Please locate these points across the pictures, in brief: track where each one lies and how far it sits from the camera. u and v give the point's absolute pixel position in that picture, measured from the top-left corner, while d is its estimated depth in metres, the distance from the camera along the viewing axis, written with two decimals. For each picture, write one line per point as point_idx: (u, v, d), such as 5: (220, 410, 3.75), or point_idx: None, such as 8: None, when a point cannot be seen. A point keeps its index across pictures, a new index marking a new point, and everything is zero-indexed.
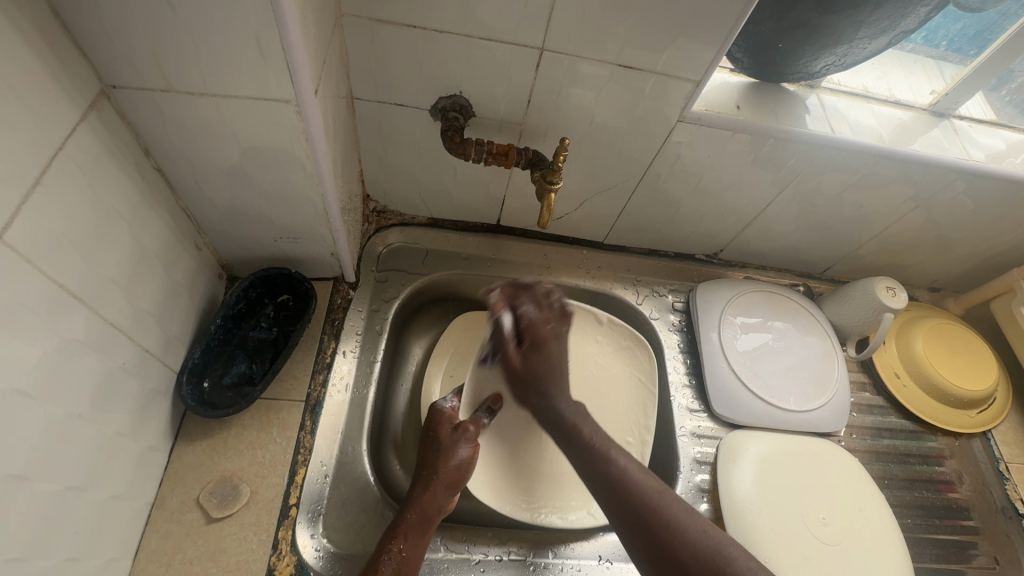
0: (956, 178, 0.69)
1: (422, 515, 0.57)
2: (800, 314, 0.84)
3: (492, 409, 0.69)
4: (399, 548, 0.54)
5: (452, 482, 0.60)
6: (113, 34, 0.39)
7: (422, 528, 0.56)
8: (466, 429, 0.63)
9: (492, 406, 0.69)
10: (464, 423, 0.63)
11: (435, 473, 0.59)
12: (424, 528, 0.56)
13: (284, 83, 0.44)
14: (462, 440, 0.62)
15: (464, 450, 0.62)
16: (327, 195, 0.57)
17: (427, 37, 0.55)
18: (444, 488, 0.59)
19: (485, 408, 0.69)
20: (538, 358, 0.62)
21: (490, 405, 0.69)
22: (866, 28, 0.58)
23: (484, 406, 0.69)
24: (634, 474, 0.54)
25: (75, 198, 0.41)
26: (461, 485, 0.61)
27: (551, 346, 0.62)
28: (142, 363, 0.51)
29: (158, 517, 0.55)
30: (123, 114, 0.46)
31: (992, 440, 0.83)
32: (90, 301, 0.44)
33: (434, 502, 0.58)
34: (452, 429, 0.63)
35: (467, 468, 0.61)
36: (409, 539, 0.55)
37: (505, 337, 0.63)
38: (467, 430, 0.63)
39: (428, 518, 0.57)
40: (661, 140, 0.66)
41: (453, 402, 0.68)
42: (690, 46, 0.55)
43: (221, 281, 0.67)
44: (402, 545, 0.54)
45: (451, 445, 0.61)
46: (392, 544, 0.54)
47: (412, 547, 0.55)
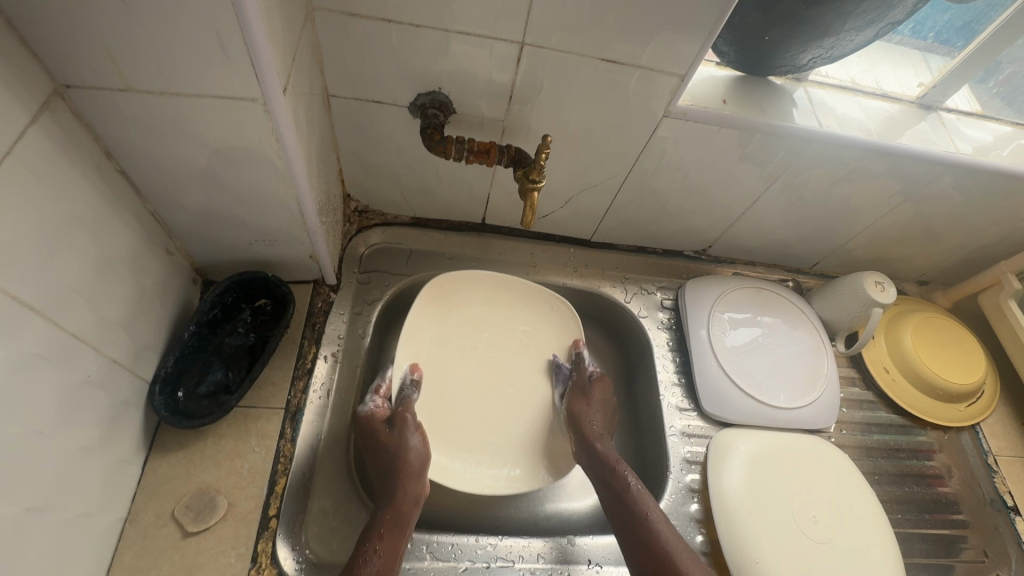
0: (944, 171, 0.68)
1: (395, 509, 0.57)
2: (789, 309, 0.84)
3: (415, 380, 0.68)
4: (375, 548, 0.54)
5: (417, 472, 0.60)
6: (63, 31, 0.37)
7: (396, 522, 0.56)
8: (403, 418, 0.63)
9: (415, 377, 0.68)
10: (397, 416, 0.63)
11: (393, 466, 0.60)
12: (401, 525, 0.56)
13: (249, 81, 0.42)
14: (401, 427, 0.62)
15: (415, 439, 0.62)
16: (302, 196, 0.55)
17: (403, 31, 0.53)
18: (410, 479, 0.59)
19: (406, 384, 0.67)
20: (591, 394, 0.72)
21: (410, 378, 0.68)
22: (854, 20, 0.57)
23: (407, 380, 0.68)
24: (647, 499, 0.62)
25: (27, 205, 0.39)
26: (425, 470, 0.61)
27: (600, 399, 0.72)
28: (111, 374, 0.49)
29: (132, 533, 0.53)
30: (82, 116, 0.43)
31: (980, 433, 0.83)
32: (48, 311, 0.42)
33: (404, 496, 0.58)
34: (388, 427, 0.62)
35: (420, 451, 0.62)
36: (384, 537, 0.55)
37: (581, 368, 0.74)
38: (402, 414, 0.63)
39: (402, 511, 0.57)
40: (647, 137, 0.65)
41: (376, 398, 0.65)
42: (675, 39, 0.54)
43: (196, 286, 0.64)
44: (378, 545, 0.54)
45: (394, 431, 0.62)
46: (367, 545, 0.54)
47: (389, 545, 0.55)
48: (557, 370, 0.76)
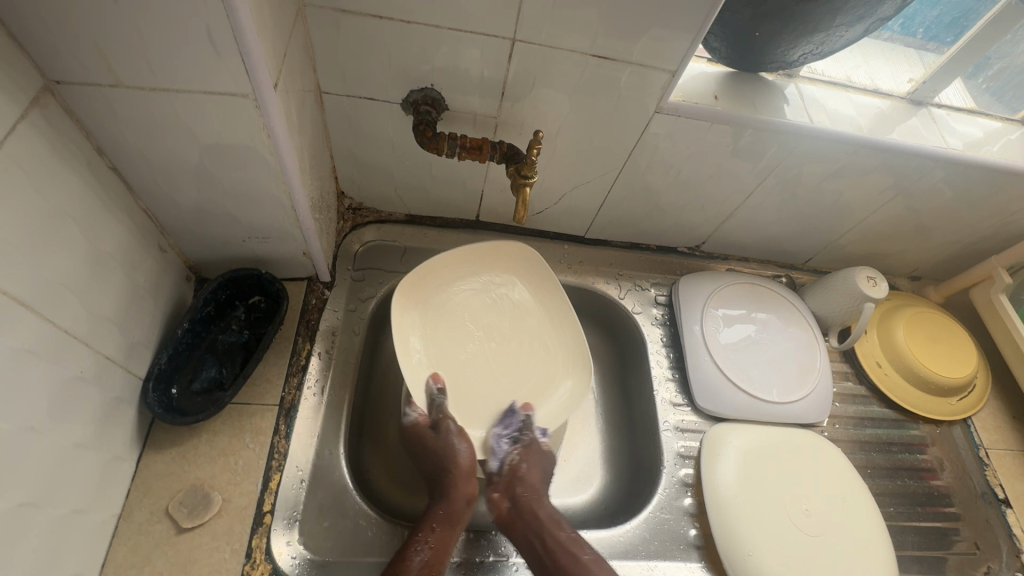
0: (935, 166, 0.69)
1: (448, 507, 0.60)
2: (782, 305, 0.84)
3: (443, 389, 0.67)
4: (427, 538, 0.57)
5: (467, 472, 0.63)
6: (52, 27, 0.37)
7: (447, 518, 0.59)
8: (447, 423, 0.64)
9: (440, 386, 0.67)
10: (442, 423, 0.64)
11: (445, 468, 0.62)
12: (452, 520, 0.59)
13: (240, 77, 0.42)
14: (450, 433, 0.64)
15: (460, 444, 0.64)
16: (295, 192, 0.55)
17: (394, 28, 0.54)
18: (461, 479, 0.62)
19: (434, 393, 0.66)
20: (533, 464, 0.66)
21: (436, 387, 0.67)
22: (843, 16, 0.57)
23: (432, 390, 0.67)
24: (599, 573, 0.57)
25: (19, 201, 0.39)
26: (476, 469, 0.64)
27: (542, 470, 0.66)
28: (104, 370, 0.50)
29: (126, 530, 0.53)
30: (73, 112, 0.44)
31: (972, 427, 0.83)
32: (39, 307, 0.42)
33: (457, 495, 0.61)
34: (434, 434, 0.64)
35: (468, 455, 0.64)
36: (435, 530, 0.58)
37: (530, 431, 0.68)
38: (445, 422, 0.64)
39: (455, 509, 0.60)
40: (639, 134, 0.66)
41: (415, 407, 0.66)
42: (665, 35, 0.54)
43: (189, 283, 0.65)
44: (432, 536, 0.57)
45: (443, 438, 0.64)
46: (421, 537, 0.56)
47: (444, 537, 0.58)
48: (509, 417, 0.69)
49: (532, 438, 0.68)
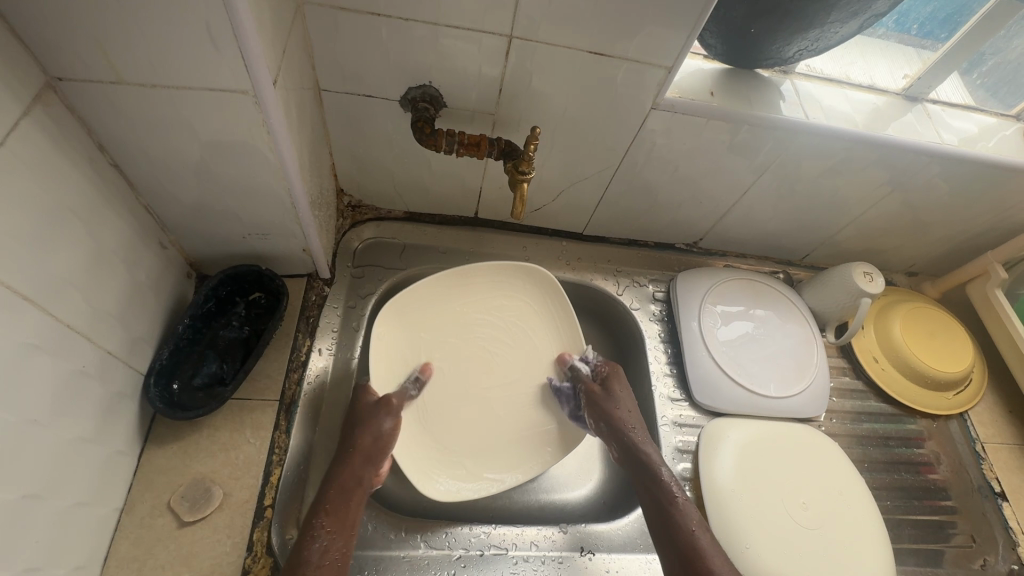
0: (930, 162, 0.69)
1: (342, 488, 0.56)
2: (780, 301, 0.85)
3: (421, 378, 0.69)
4: (322, 525, 0.53)
5: (371, 454, 0.59)
6: (56, 25, 0.37)
7: (341, 502, 0.55)
8: (388, 402, 0.63)
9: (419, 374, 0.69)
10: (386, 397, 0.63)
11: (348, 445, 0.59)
12: (349, 499, 0.56)
13: (239, 73, 0.43)
14: (379, 410, 0.62)
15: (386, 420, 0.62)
16: (294, 189, 0.56)
17: (392, 25, 0.54)
18: (360, 459, 0.58)
19: (410, 381, 0.69)
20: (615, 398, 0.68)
21: (417, 375, 0.69)
22: (838, 12, 0.58)
23: (411, 377, 0.69)
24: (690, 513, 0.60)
25: (21, 196, 0.39)
26: (381, 451, 0.60)
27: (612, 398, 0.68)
28: (105, 365, 0.50)
29: (128, 523, 0.54)
30: (74, 109, 0.44)
31: (969, 421, 0.84)
32: (41, 302, 0.42)
33: (352, 473, 0.57)
34: (372, 403, 0.63)
35: (382, 438, 0.61)
36: (332, 514, 0.54)
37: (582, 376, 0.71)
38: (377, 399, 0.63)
39: (348, 489, 0.56)
40: (635, 130, 0.66)
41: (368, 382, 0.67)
42: (661, 32, 0.54)
43: (190, 280, 0.65)
44: (326, 522, 0.53)
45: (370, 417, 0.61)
46: (315, 522, 0.53)
47: (339, 523, 0.54)
48: (559, 394, 0.72)
49: (590, 385, 0.69)
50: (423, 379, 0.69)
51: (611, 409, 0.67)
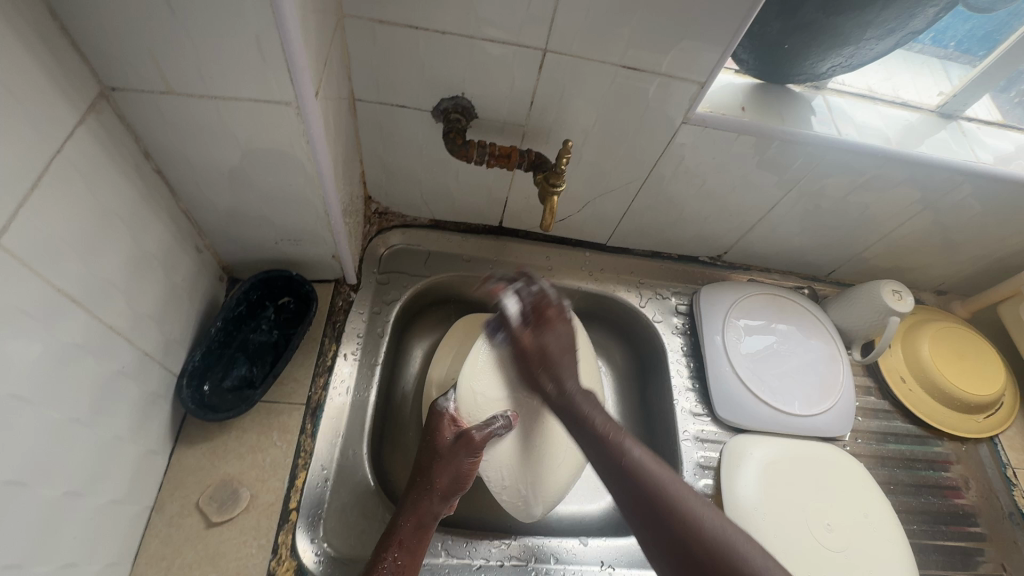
0: (964, 181, 0.68)
1: (417, 524, 0.56)
2: (804, 316, 0.84)
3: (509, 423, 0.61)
4: (392, 554, 0.54)
5: (445, 493, 0.58)
6: (114, 37, 0.39)
7: (415, 535, 0.55)
8: (468, 442, 0.59)
9: (509, 421, 0.61)
10: (466, 436, 0.59)
11: (432, 478, 0.58)
12: (422, 533, 0.56)
13: (284, 85, 0.44)
14: (462, 451, 0.59)
15: (467, 464, 0.59)
16: (329, 197, 0.57)
17: (429, 38, 0.55)
18: (438, 495, 0.58)
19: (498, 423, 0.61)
20: (544, 339, 0.59)
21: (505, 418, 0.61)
22: (874, 29, 0.57)
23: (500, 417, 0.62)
24: (650, 467, 0.52)
25: (72, 201, 0.41)
26: (456, 491, 0.59)
27: (551, 335, 0.59)
28: (142, 367, 0.51)
29: (158, 522, 0.55)
30: (123, 117, 0.45)
31: (999, 445, 0.82)
32: (88, 303, 0.43)
33: (429, 509, 0.57)
34: (450, 440, 0.60)
35: (461, 482, 0.59)
36: (404, 546, 0.54)
37: (513, 324, 0.60)
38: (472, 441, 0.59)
39: (424, 523, 0.56)
40: (665, 143, 0.66)
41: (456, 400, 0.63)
42: (696, 47, 0.54)
43: (222, 283, 0.66)
44: (396, 552, 0.54)
45: (455, 461, 0.58)
46: (386, 551, 0.54)
47: (410, 555, 0.54)
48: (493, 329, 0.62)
49: (523, 336, 0.59)
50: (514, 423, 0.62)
51: (546, 359, 0.58)
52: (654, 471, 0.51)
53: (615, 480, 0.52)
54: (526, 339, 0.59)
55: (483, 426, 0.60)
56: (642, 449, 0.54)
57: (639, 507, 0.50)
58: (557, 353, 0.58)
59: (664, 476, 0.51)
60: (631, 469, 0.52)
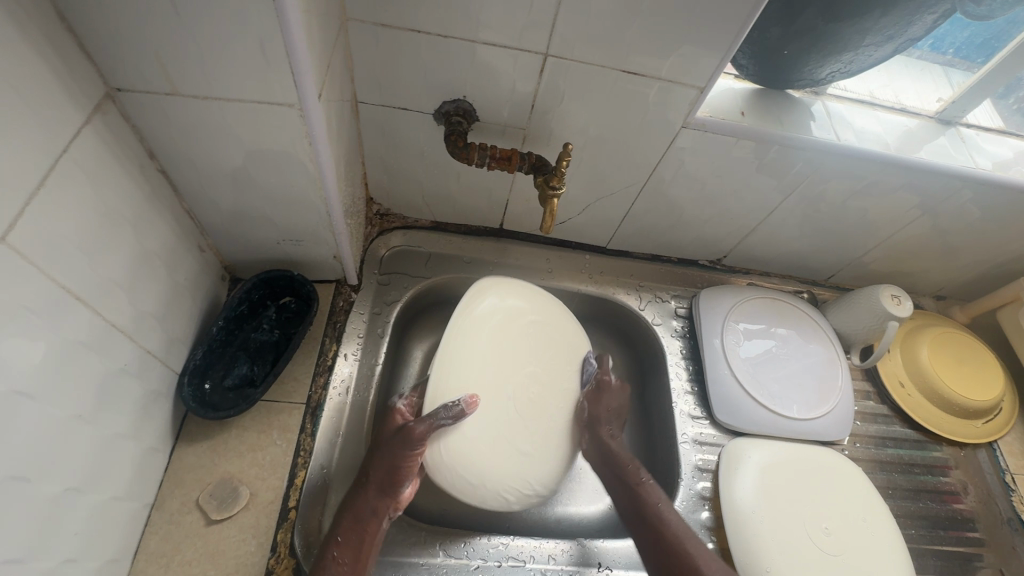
0: (963, 186, 0.69)
1: (355, 520, 0.56)
2: (804, 321, 0.84)
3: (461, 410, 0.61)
4: (334, 555, 0.53)
5: (386, 486, 0.58)
6: (120, 39, 0.39)
7: (354, 532, 0.55)
8: (410, 432, 0.59)
9: (460, 409, 0.61)
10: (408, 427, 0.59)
11: (368, 473, 0.58)
12: (360, 533, 0.56)
13: (287, 87, 0.44)
14: (404, 444, 0.59)
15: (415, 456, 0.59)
16: (330, 199, 0.57)
17: (430, 41, 0.55)
18: (374, 491, 0.57)
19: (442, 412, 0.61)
20: (612, 395, 0.70)
21: (452, 405, 0.61)
22: (873, 36, 0.58)
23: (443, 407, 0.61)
24: (673, 517, 0.62)
25: (77, 200, 0.41)
26: (398, 485, 0.59)
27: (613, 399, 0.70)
28: (144, 365, 0.52)
29: (158, 519, 0.55)
30: (128, 118, 0.46)
31: (998, 451, 0.82)
32: (91, 301, 0.44)
33: (367, 506, 0.57)
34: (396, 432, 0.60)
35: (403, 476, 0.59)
36: (342, 545, 0.54)
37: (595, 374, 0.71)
38: (414, 436, 0.59)
39: (362, 521, 0.56)
40: (663, 148, 0.66)
41: (407, 397, 0.66)
42: (695, 53, 0.55)
43: (224, 282, 0.67)
44: (337, 552, 0.53)
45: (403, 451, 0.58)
46: (327, 551, 0.53)
47: (352, 554, 0.54)
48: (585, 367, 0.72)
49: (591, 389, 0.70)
50: (464, 412, 0.61)
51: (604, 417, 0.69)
52: (674, 519, 0.62)
53: (639, 524, 0.62)
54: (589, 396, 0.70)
55: (427, 419, 0.60)
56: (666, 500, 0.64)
57: (659, 552, 0.60)
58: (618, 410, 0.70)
59: (686, 531, 0.61)
60: (658, 514, 0.62)
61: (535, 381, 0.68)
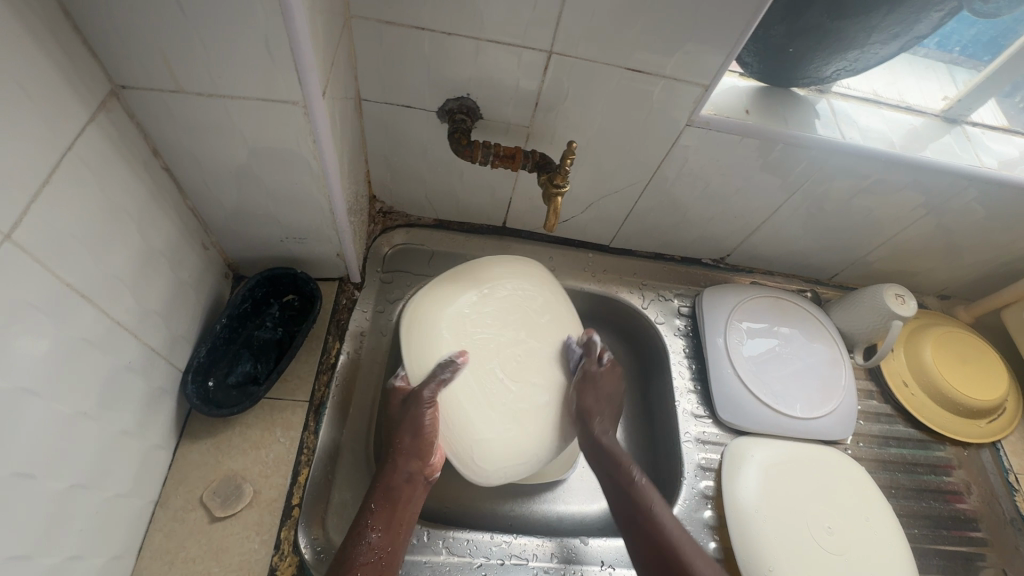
0: (968, 185, 0.68)
1: (388, 488, 0.57)
2: (807, 320, 0.84)
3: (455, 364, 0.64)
4: (370, 522, 0.54)
5: (412, 450, 0.59)
6: (125, 36, 0.39)
7: (388, 500, 0.56)
8: (417, 396, 0.61)
9: (457, 363, 0.64)
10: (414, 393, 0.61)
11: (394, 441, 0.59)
12: (393, 500, 0.57)
13: (292, 84, 0.44)
14: (416, 407, 0.60)
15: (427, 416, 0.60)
16: (334, 196, 0.57)
17: (435, 39, 0.55)
18: (403, 455, 0.59)
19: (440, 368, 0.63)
20: (602, 382, 0.68)
21: (450, 360, 0.64)
22: (879, 33, 0.57)
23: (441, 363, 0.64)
24: (668, 521, 0.59)
25: (82, 198, 0.41)
26: (426, 449, 0.60)
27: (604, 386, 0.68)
28: (148, 362, 0.52)
29: (162, 516, 0.55)
30: (133, 115, 0.46)
31: (1002, 450, 0.81)
32: (96, 298, 0.44)
33: (399, 472, 0.58)
34: (404, 401, 0.62)
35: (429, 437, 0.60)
36: (376, 512, 0.55)
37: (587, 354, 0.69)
38: (425, 400, 0.61)
39: (395, 488, 0.57)
40: (667, 146, 0.66)
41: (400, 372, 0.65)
42: (700, 50, 0.55)
43: (227, 280, 0.67)
44: (371, 519, 0.54)
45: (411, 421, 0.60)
46: (362, 519, 0.55)
47: (388, 520, 0.55)
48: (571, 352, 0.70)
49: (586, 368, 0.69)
50: (462, 366, 0.64)
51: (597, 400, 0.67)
52: (669, 525, 0.59)
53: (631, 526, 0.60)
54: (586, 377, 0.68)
55: (429, 380, 0.62)
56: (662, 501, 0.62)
57: (651, 560, 0.57)
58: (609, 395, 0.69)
59: (683, 537, 0.58)
60: (651, 519, 0.59)
61: (524, 349, 0.69)
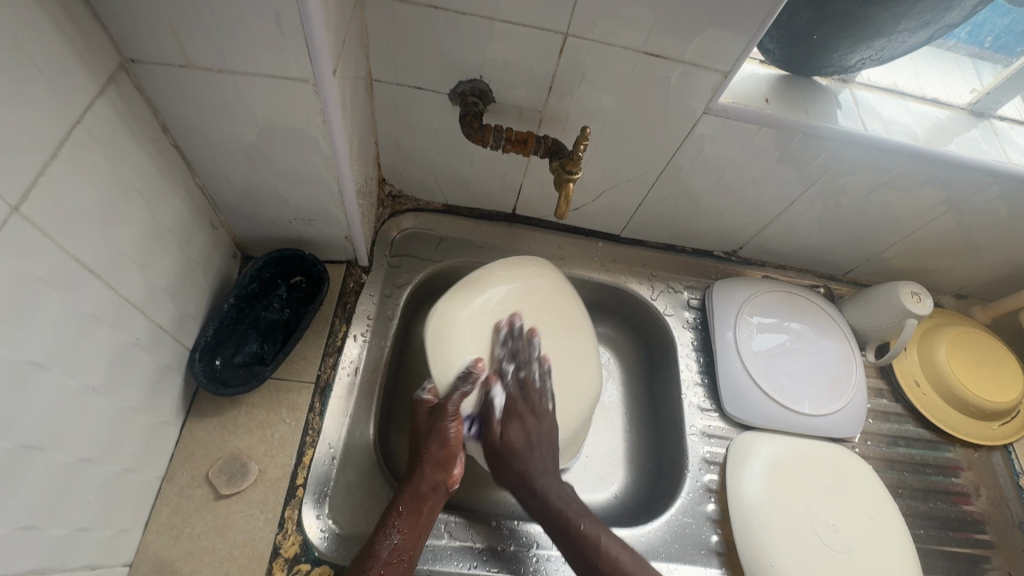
0: (993, 182, 0.66)
1: (414, 494, 0.57)
2: (819, 316, 0.82)
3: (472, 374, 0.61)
4: (395, 523, 0.55)
5: (440, 461, 0.59)
6: (134, 7, 0.39)
7: (413, 505, 0.56)
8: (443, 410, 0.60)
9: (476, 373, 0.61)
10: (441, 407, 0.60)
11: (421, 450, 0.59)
12: (420, 505, 0.57)
13: (303, 62, 0.43)
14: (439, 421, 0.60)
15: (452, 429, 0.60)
16: (343, 178, 0.56)
17: (448, 19, 0.54)
18: (430, 464, 0.59)
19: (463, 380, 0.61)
20: (511, 441, 0.61)
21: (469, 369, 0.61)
22: (908, 21, 0.55)
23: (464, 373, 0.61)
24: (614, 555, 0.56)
25: (91, 174, 0.41)
26: (453, 459, 0.60)
27: (517, 444, 0.61)
28: (157, 339, 0.52)
29: (168, 491, 0.56)
30: (142, 90, 0.45)
31: (1013, 454, 0.80)
32: (104, 274, 0.44)
33: (426, 480, 0.58)
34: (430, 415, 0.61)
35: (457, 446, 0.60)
36: (402, 514, 0.56)
37: (490, 414, 0.62)
38: (449, 413, 0.60)
39: (421, 495, 0.57)
40: (683, 134, 0.65)
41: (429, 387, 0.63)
42: (721, 35, 0.53)
43: (236, 260, 0.67)
44: (399, 521, 0.55)
45: (437, 443, 0.59)
46: (388, 520, 0.55)
47: (412, 525, 0.55)
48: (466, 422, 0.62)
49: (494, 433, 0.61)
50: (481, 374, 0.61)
51: (513, 456, 0.60)
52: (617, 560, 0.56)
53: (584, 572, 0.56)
54: (496, 437, 0.61)
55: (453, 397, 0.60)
56: (609, 538, 0.57)
57: None
58: (525, 444, 0.61)
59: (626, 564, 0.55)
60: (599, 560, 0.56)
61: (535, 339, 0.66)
